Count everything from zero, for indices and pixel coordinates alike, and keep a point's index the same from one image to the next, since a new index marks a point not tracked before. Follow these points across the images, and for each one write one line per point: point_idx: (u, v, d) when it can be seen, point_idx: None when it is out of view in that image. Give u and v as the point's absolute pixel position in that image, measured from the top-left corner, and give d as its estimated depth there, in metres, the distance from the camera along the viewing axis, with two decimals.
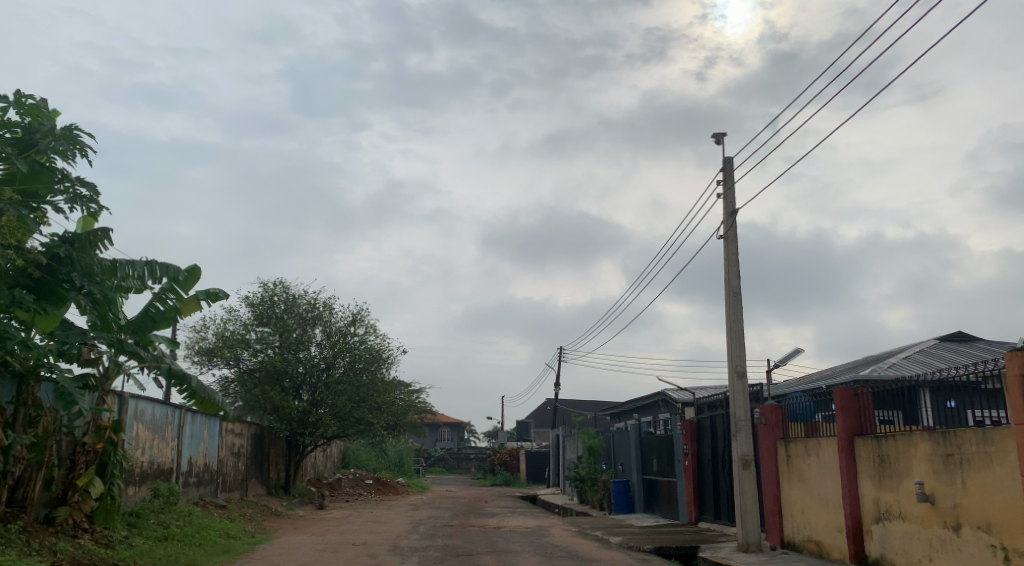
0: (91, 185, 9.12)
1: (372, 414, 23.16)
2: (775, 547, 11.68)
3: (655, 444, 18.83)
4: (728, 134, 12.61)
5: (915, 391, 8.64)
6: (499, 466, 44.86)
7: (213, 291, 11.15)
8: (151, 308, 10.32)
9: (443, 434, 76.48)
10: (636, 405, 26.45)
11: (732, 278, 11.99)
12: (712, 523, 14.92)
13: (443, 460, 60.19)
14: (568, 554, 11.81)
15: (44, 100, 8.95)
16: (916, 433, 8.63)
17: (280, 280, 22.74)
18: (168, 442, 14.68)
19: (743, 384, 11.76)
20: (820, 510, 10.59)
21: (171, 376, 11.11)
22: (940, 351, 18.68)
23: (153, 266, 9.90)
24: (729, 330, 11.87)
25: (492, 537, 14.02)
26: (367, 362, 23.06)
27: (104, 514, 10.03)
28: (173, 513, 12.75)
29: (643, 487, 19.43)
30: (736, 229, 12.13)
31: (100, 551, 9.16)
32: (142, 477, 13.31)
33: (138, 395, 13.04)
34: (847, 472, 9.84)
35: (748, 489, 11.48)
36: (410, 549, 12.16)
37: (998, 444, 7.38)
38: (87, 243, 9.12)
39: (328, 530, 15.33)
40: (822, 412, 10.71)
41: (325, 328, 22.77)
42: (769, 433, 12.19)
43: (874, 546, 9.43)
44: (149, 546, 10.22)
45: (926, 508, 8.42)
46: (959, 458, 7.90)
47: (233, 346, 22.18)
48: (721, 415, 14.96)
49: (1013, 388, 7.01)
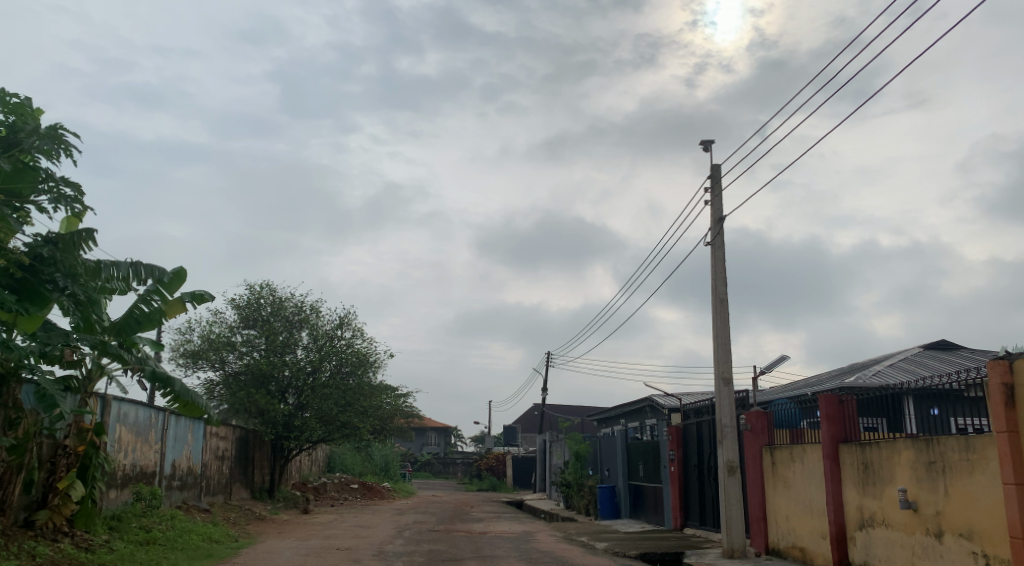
0: (76, 185, 9.04)
1: (358, 417, 23.16)
2: (760, 554, 11.72)
3: (642, 449, 18.86)
4: (715, 141, 12.73)
5: (900, 397, 8.71)
6: (486, 471, 44.99)
7: (198, 293, 11.08)
8: (135, 310, 10.23)
9: (430, 439, 76.38)
10: (623, 410, 26.51)
11: (719, 284, 12.03)
12: (698, 529, 14.98)
13: (429, 464, 60.01)
14: (553, 560, 11.79)
15: (28, 99, 8.86)
16: (899, 440, 8.70)
17: (267, 283, 22.64)
18: (151, 445, 14.52)
19: (729, 390, 11.79)
20: (804, 517, 10.67)
21: (154, 379, 11.01)
22: (924, 359, 18.84)
23: (139, 268, 9.88)
24: (716, 336, 11.90)
25: (477, 543, 14.00)
26: (353, 366, 22.96)
27: (83, 517, 9.94)
28: (155, 516, 12.62)
29: (629, 494, 19.45)
30: (723, 236, 12.19)
31: (81, 555, 9.10)
32: (124, 480, 13.17)
33: (121, 398, 12.92)
34: (831, 480, 9.87)
35: (734, 495, 11.49)
36: (395, 554, 12.10)
37: (980, 452, 7.43)
38: (71, 244, 9.03)
39: (313, 535, 15.24)
40: (808, 419, 10.77)
41: (312, 332, 22.70)
42: (755, 439, 12.26)
43: (858, 553, 9.46)
44: (130, 550, 10.14)
45: (908, 515, 8.47)
46: (942, 466, 7.95)
47: (218, 349, 21.95)
48: (706, 420, 15.01)
49: (995, 396, 7.12)
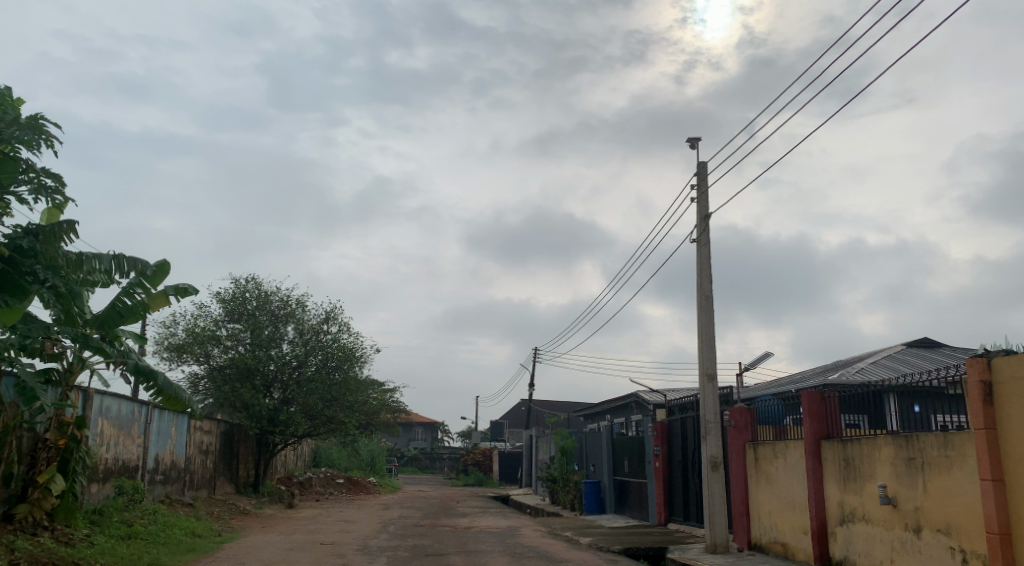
0: (57, 176, 8.94)
1: (344, 412, 23.07)
2: (742, 549, 11.80)
3: (627, 444, 18.92)
4: (702, 139, 12.75)
5: (881, 395, 8.79)
6: (473, 466, 45.06)
7: (182, 286, 10.99)
8: (117, 303, 10.10)
9: (417, 435, 76.36)
10: (609, 406, 26.56)
11: (705, 281, 12.07)
12: (681, 524, 15.06)
13: (416, 460, 60.03)
14: (537, 555, 11.82)
15: (8, 88, 8.78)
16: (880, 436, 8.77)
17: (252, 277, 22.52)
18: (134, 439, 14.43)
19: (713, 386, 11.84)
20: (786, 513, 10.74)
21: (137, 372, 10.97)
22: (908, 356, 19.00)
23: (121, 261, 9.72)
24: (701, 333, 11.95)
25: (462, 538, 13.98)
26: (339, 361, 22.85)
27: (64, 511, 9.91)
28: (137, 511, 12.54)
29: (614, 490, 19.52)
30: (709, 233, 12.23)
31: (61, 549, 9.02)
32: (106, 474, 13.07)
33: (104, 391, 12.84)
34: (813, 476, 9.95)
35: (717, 490, 11.55)
36: (379, 548, 12.07)
37: (959, 448, 7.51)
38: (51, 236, 8.85)
39: (297, 529, 15.20)
40: (791, 416, 10.84)
41: (297, 326, 22.59)
42: (738, 435, 12.33)
43: (838, 548, 9.54)
44: (111, 544, 10.06)
45: (888, 511, 8.55)
46: (921, 462, 8.04)
47: (203, 342, 21.80)
48: (691, 416, 15.08)
49: (973, 394, 7.19)
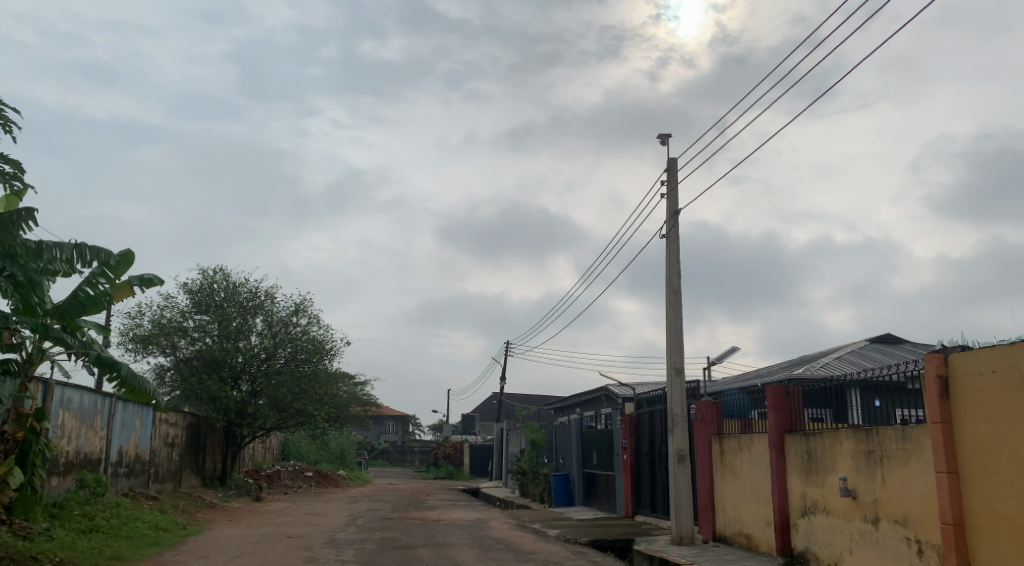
0: (14, 162, 8.73)
1: (314, 405, 22.90)
2: (707, 540, 11.96)
3: (596, 437, 19.06)
4: (672, 135, 12.85)
5: (843, 389, 8.95)
6: (444, 459, 45.07)
7: (147, 277, 10.82)
8: (80, 293, 9.91)
9: (388, 428, 76.11)
10: (580, 399, 26.72)
11: (673, 277, 12.18)
12: (648, 516, 15.22)
13: (386, 453, 59.84)
14: (504, 546, 11.87)
15: None
16: (842, 430, 8.94)
17: (221, 268, 22.23)
18: (96, 431, 14.18)
19: (680, 380, 11.97)
20: (750, 505, 10.91)
21: (100, 363, 10.70)
22: (871, 352, 19.39)
23: (82, 249, 9.58)
24: (669, 327, 12.06)
25: (430, 530, 13.98)
26: (309, 354, 22.67)
27: (22, 505, 9.63)
28: (99, 504, 12.33)
29: (583, 482, 19.66)
30: (678, 229, 12.33)
31: (18, 544, 8.83)
32: (67, 467, 12.83)
33: (65, 382, 12.60)
34: (777, 469, 10.11)
35: (683, 482, 11.68)
36: (346, 541, 12.03)
37: (916, 441, 7.69)
38: (9, 224, 8.53)
39: (264, 522, 15.08)
40: (757, 410, 11.00)
41: (266, 318, 22.38)
42: (704, 428, 12.48)
43: (800, 539, 9.72)
44: (71, 538, 9.89)
45: (848, 502, 8.72)
46: (880, 455, 8.21)
47: (169, 334, 21.43)
48: (659, 410, 15.23)
49: (931, 388, 7.36)
